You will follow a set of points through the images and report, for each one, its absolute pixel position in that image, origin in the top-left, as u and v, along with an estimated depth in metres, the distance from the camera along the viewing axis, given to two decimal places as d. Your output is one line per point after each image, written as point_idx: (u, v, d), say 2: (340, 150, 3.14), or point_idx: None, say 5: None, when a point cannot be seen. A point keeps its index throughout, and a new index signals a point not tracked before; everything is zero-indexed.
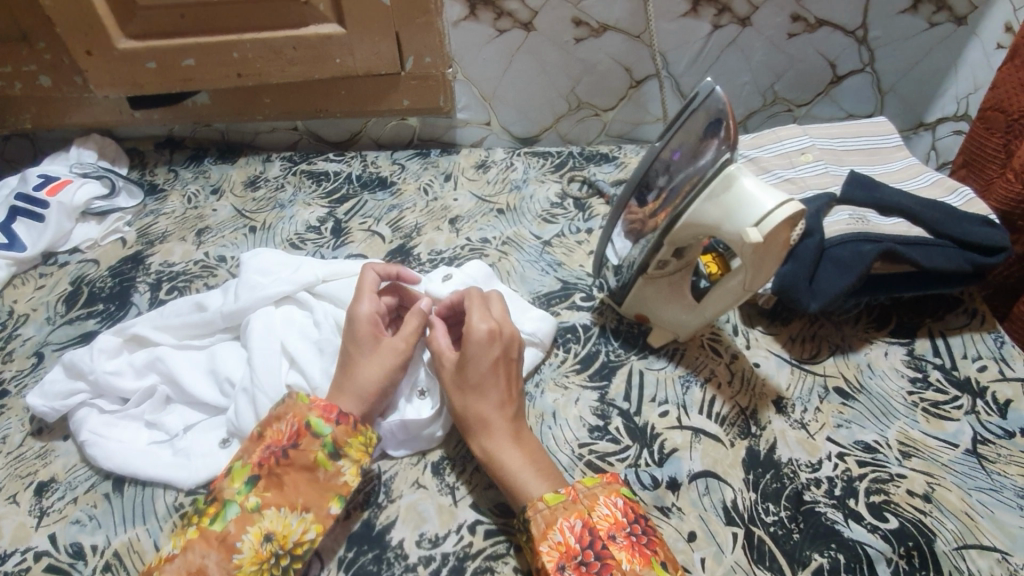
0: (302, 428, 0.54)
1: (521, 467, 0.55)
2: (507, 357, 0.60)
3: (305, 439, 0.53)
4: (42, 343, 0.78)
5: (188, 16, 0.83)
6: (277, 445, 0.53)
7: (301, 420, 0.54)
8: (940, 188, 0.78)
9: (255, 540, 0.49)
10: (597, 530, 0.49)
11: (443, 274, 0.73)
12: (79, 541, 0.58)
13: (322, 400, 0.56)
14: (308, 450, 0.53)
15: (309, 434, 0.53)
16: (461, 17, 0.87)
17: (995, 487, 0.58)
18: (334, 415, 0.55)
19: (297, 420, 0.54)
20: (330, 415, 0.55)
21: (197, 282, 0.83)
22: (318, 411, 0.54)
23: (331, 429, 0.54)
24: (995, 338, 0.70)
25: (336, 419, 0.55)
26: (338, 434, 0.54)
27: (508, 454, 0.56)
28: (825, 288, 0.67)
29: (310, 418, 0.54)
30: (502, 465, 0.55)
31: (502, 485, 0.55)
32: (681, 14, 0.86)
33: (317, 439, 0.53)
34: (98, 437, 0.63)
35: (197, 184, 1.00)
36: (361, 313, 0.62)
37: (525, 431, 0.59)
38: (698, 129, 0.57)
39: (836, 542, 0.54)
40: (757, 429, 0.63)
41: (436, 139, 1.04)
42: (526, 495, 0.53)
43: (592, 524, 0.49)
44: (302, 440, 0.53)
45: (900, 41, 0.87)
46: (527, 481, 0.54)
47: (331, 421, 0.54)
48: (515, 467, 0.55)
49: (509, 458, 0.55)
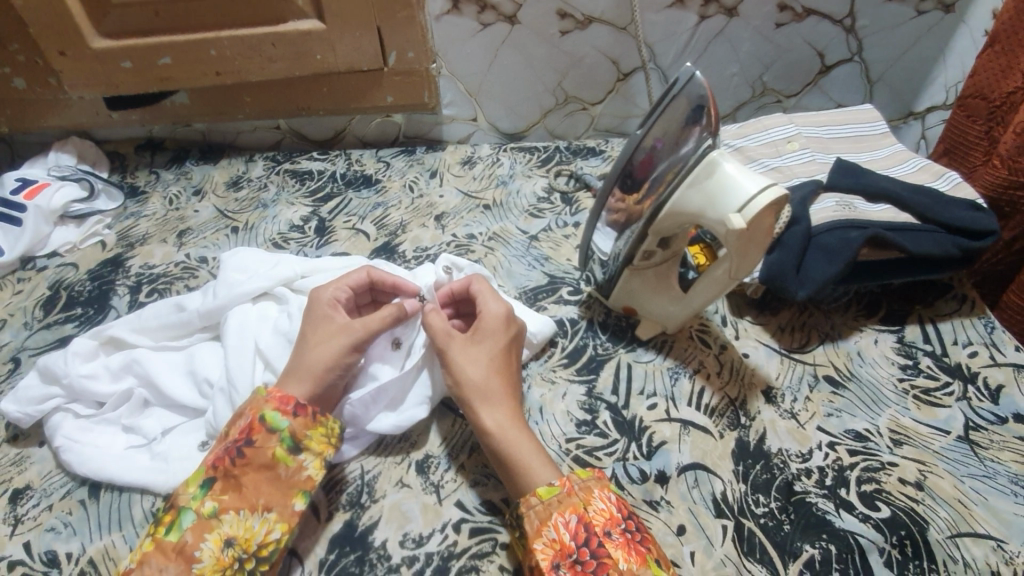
0: (257, 423, 0.52)
1: (530, 453, 0.53)
2: (520, 340, 0.63)
3: (260, 435, 0.51)
4: (19, 349, 0.76)
5: (164, 13, 0.82)
6: (233, 442, 0.51)
7: (256, 414, 0.53)
8: (927, 174, 0.77)
9: (215, 547, 0.48)
10: (592, 526, 0.48)
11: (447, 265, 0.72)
12: (54, 549, 0.56)
13: (279, 391, 0.55)
14: (265, 448, 0.51)
15: (264, 429, 0.52)
16: (444, 11, 0.85)
17: (988, 473, 0.57)
18: (291, 407, 0.53)
19: (252, 414, 0.53)
20: (287, 408, 0.53)
21: (178, 284, 0.82)
22: (273, 404, 0.53)
23: (288, 422, 0.53)
24: (986, 324, 0.69)
25: (293, 411, 0.53)
26: (296, 427, 0.53)
27: (515, 436, 0.55)
28: (813, 276, 0.66)
29: (265, 411, 0.53)
30: (510, 445, 0.54)
31: (511, 468, 0.53)
32: (667, 5, 0.85)
33: (274, 434, 0.52)
34: (74, 442, 0.61)
35: (178, 186, 0.99)
36: (323, 300, 0.62)
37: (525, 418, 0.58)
38: (679, 116, 0.55)
39: (827, 533, 0.54)
40: (746, 419, 0.62)
41: (422, 136, 1.03)
42: (528, 486, 0.52)
43: (587, 520, 0.48)
44: (257, 436, 0.51)
45: (888, 29, 0.86)
46: (532, 466, 0.52)
47: (288, 413, 0.53)
48: (525, 453, 0.53)
49: (518, 442, 0.54)
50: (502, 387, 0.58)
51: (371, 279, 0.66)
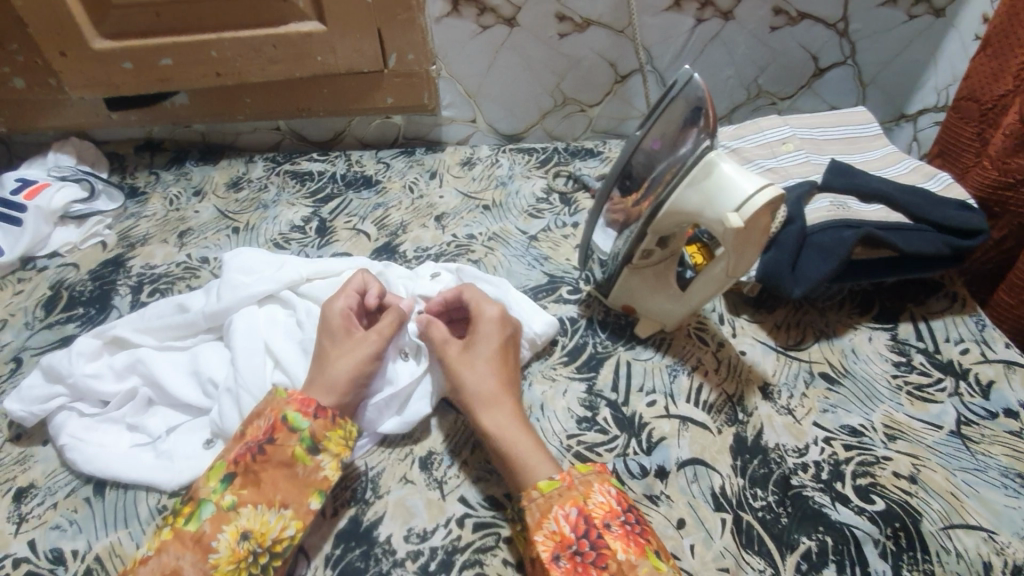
0: (279, 422, 0.53)
1: (530, 450, 0.55)
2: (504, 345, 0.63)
3: (282, 434, 0.52)
4: (21, 349, 0.76)
5: (164, 15, 0.82)
6: (255, 440, 0.52)
7: (278, 414, 0.53)
8: (919, 175, 0.79)
9: (231, 539, 0.48)
10: (592, 518, 0.49)
11: (431, 271, 0.75)
12: (60, 547, 0.57)
13: (301, 393, 0.55)
14: (285, 446, 0.52)
15: (286, 429, 0.53)
16: (443, 13, 0.86)
17: (980, 467, 0.58)
18: (312, 409, 0.54)
19: (274, 415, 0.53)
20: (308, 410, 0.54)
21: (180, 284, 0.82)
22: (295, 405, 0.54)
23: (308, 423, 0.53)
24: (976, 321, 0.71)
25: (313, 413, 0.54)
26: (315, 428, 0.53)
27: (516, 439, 0.56)
28: (807, 274, 0.67)
29: (287, 412, 0.54)
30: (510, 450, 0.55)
31: (514, 472, 0.54)
32: (665, 8, 0.86)
33: (295, 433, 0.53)
34: (79, 441, 0.62)
35: (178, 187, 0.99)
36: (336, 310, 0.64)
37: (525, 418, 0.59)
38: (676, 118, 0.56)
39: (824, 525, 0.55)
40: (744, 415, 0.63)
41: (421, 137, 1.04)
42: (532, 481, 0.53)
43: (587, 513, 0.49)
44: (278, 434, 0.52)
45: (880, 33, 0.88)
46: (537, 464, 0.53)
47: (308, 415, 0.54)
48: (524, 450, 0.55)
49: (521, 444, 0.55)
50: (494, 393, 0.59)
51: (368, 285, 0.68)
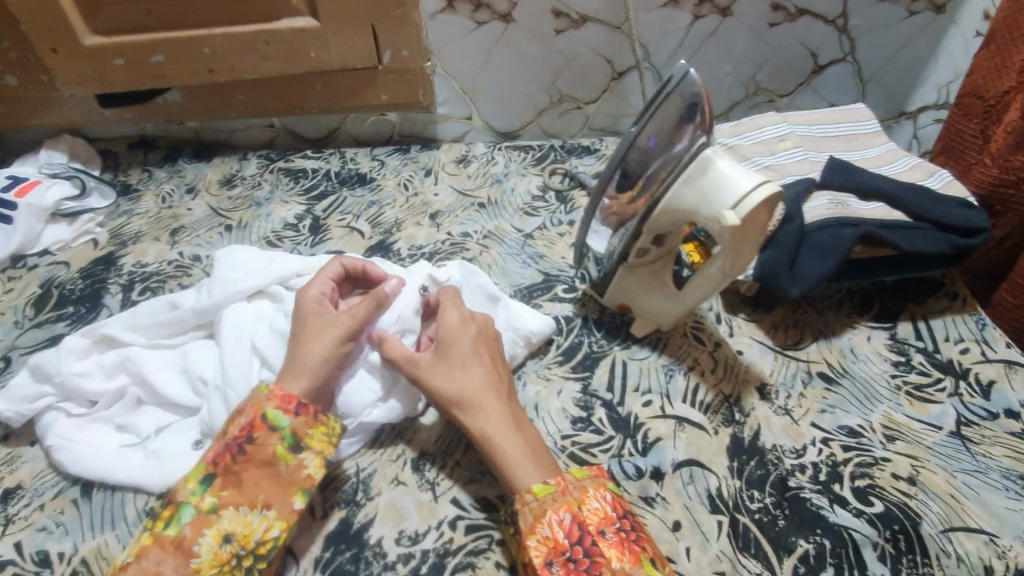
0: (258, 420, 0.52)
1: (519, 455, 0.53)
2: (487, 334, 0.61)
3: (261, 433, 0.51)
4: (10, 348, 0.75)
5: (156, 10, 0.81)
6: (233, 439, 0.51)
7: (257, 412, 0.52)
8: (919, 172, 0.78)
9: (213, 542, 0.47)
10: (586, 525, 0.48)
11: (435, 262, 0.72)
12: (45, 549, 0.56)
13: (280, 389, 0.54)
14: (265, 445, 0.51)
15: (266, 427, 0.52)
16: (438, 9, 0.85)
17: (980, 468, 0.58)
18: (293, 406, 0.53)
19: (253, 412, 0.52)
20: (289, 406, 0.53)
21: (171, 282, 0.81)
22: (274, 402, 0.53)
23: (289, 420, 0.53)
24: (977, 320, 0.70)
25: (294, 410, 0.53)
26: (296, 426, 0.53)
27: (505, 440, 0.53)
28: (805, 273, 0.66)
29: (266, 409, 0.52)
30: (499, 451, 0.53)
31: (502, 474, 0.53)
32: (662, 4, 0.85)
33: (275, 432, 0.52)
34: (66, 441, 0.61)
35: (172, 184, 0.98)
36: (309, 295, 0.62)
37: (522, 417, 0.57)
38: (673, 114, 0.55)
39: (821, 528, 0.54)
40: (741, 416, 0.62)
41: (417, 135, 1.03)
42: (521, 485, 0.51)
43: (580, 519, 0.48)
44: (258, 433, 0.51)
45: (880, 29, 0.87)
46: (523, 469, 0.52)
47: (289, 412, 0.53)
48: (513, 454, 0.53)
49: (509, 448, 0.53)
50: (481, 388, 0.56)
51: (345, 270, 0.67)
